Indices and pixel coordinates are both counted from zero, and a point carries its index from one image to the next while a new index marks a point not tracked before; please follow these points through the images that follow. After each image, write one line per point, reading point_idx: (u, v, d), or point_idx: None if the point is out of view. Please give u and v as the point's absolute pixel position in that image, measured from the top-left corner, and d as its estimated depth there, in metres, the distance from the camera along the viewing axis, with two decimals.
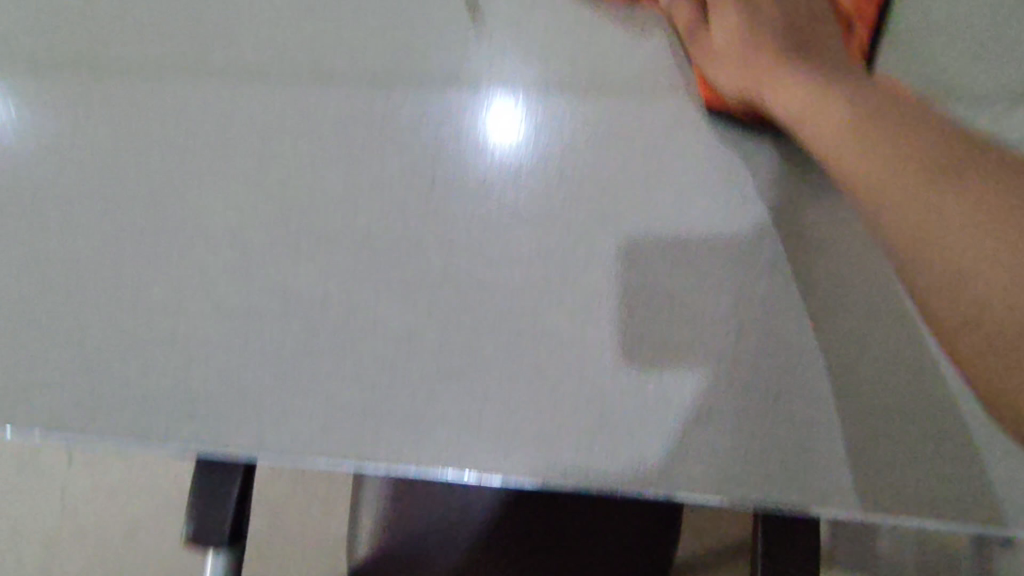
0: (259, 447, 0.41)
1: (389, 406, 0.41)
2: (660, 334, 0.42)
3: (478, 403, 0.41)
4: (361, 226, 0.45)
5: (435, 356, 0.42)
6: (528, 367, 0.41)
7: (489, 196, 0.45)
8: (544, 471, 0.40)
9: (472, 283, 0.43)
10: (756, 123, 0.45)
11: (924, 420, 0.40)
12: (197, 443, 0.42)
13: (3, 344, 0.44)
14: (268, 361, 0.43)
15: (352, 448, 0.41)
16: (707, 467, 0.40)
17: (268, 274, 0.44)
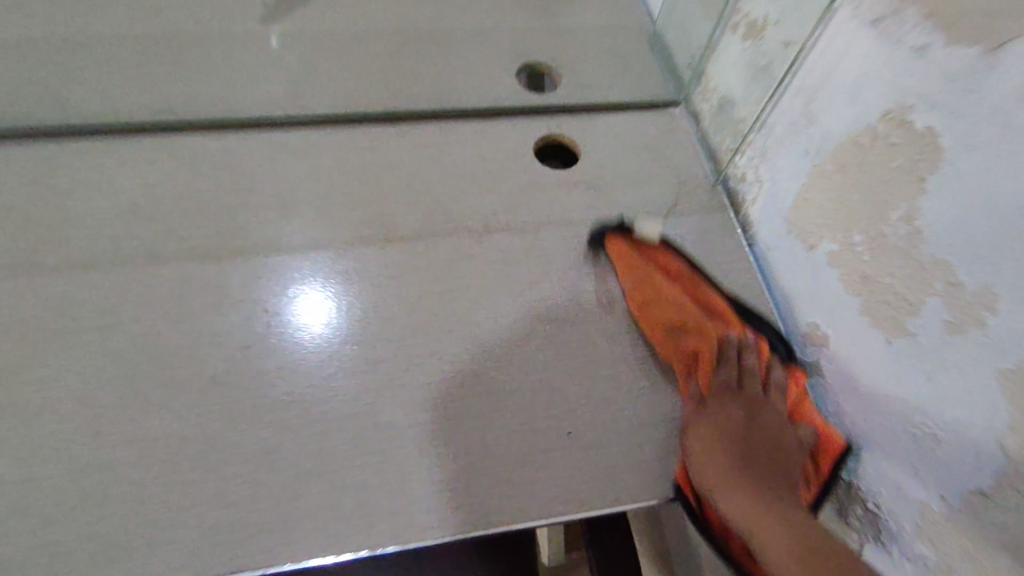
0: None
1: (256, 515, 0.46)
2: (477, 405, 0.53)
3: (335, 494, 0.48)
4: (209, 370, 0.51)
5: (292, 462, 0.48)
6: (374, 454, 0.50)
7: (319, 327, 0.55)
8: (404, 535, 0.47)
9: (316, 397, 0.51)
10: (512, 245, 0.63)
11: (678, 424, 0.54)
12: None
13: None
14: (128, 505, 0.45)
15: (224, 563, 0.44)
16: (536, 498, 0.49)
17: (121, 427, 0.48)
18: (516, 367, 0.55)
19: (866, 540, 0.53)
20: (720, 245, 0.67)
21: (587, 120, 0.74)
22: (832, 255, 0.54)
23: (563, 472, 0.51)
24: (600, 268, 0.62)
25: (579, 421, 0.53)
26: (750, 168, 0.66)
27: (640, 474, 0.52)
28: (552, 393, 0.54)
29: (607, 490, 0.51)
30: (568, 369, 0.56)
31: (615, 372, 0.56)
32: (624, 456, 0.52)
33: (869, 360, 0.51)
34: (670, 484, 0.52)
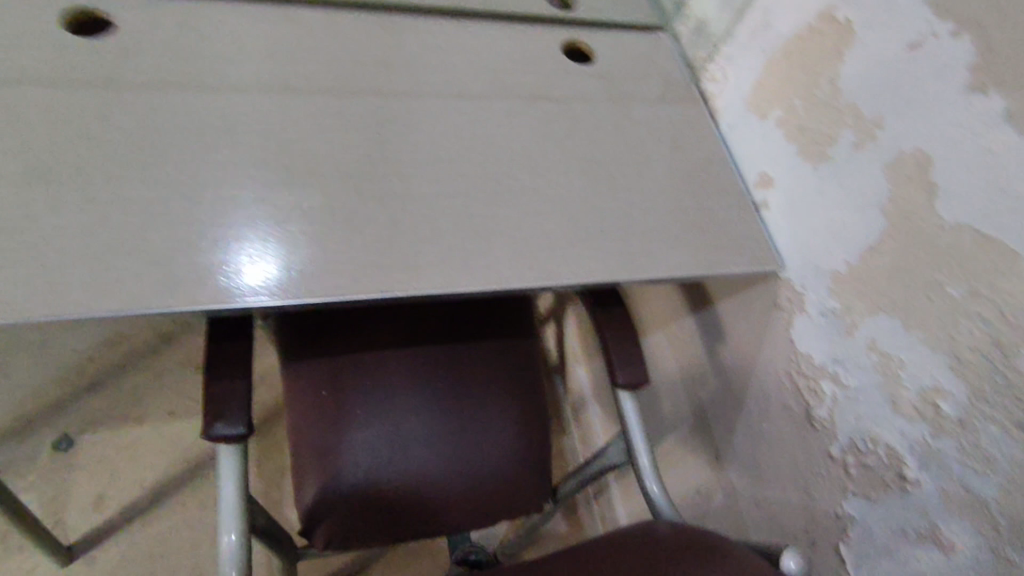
0: (309, 295, 0.63)
1: (392, 260, 0.67)
2: (534, 208, 0.75)
3: (445, 252, 0.69)
4: (344, 169, 0.71)
5: (413, 231, 0.70)
6: (467, 231, 0.71)
7: (418, 148, 0.75)
8: (493, 280, 0.69)
9: (423, 192, 0.72)
10: (551, 110, 0.84)
11: (669, 232, 0.79)
12: (260, 297, 0.60)
13: (82, 258, 0.58)
14: (302, 246, 0.65)
15: (375, 286, 0.65)
16: (577, 265, 0.73)
17: (289, 198, 0.67)
18: (559, 187, 0.78)
19: (795, 312, 0.79)
20: (697, 121, 0.90)
21: (597, 31, 0.96)
22: (780, 120, 0.80)
23: (594, 253, 0.74)
24: (613, 131, 0.85)
25: (604, 223, 0.77)
26: (719, 71, 0.90)
27: (645, 259, 0.76)
28: (585, 205, 0.77)
29: (625, 265, 0.74)
30: (595, 192, 0.79)
31: (627, 197, 0.80)
32: (633, 247, 0.76)
33: (801, 185, 0.77)
34: (665, 266, 0.76)
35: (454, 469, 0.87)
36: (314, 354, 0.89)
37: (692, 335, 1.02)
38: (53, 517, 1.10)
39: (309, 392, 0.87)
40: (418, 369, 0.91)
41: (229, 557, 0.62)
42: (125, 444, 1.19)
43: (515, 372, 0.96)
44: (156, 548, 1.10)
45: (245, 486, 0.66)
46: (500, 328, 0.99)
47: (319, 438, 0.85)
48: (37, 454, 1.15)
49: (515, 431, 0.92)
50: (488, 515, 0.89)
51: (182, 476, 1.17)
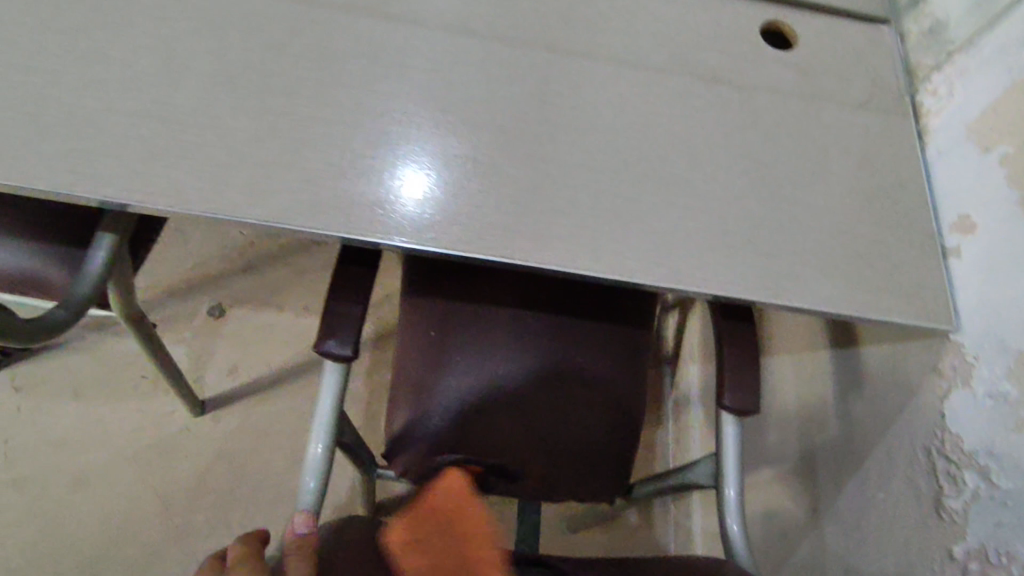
0: (432, 242, 0.63)
1: (521, 225, 0.66)
2: (682, 201, 0.70)
3: (576, 228, 0.67)
4: (498, 122, 0.70)
5: (549, 200, 0.67)
6: (605, 211, 0.68)
7: (577, 114, 0.72)
8: (617, 268, 0.66)
9: (569, 162, 0.70)
10: (729, 96, 0.76)
11: (829, 260, 0.70)
12: (389, 235, 0.62)
13: (245, 163, 0.62)
14: (438, 192, 0.65)
15: (498, 248, 0.64)
16: (711, 273, 0.67)
17: (438, 142, 0.67)
18: (715, 184, 0.71)
19: (957, 385, 0.68)
20: (899, 139, 0.78)
21: (808, 15, 0.85)
22: (1004, 158, 0.66)
23: (735, 264, 0.68)
24: (794, 132, 0.76)
25: (755, 234, 0.70)
26: (943, 84, 0.76)
27: (792, 283, 0.68)
28: (739, 209, 0.71)
29: (766, 286, 0.67)
30: (753, 197, 0.72)
31: (789, 210, 0.72)
32: (782, 267, 0.69)
33: (1009, 243, 0.64)
34: (813, 297, 0.68)
35: (535, 442, 0.87)
36: (433, 291, 0.91)
37: (825, 371, 0.91)
38: (195, 373, 1.26)
39: (421, 327, 0.90)
40: (525, 329, 0.91)
41: (313, 465, 0.67)
42: (263, 325, 1.32)
43: (621, 359, 0.93)
44: (268, 424, 1.23)
45: (341, 404, 0.70)
46: (617, 309, 0.95)
47: (420, 372, 0.88)
48: (195, 315, 1.31)
49: (604, 419, 0.89)
50: (556, 492, 0.89)
51: (303, 367, 1.29)
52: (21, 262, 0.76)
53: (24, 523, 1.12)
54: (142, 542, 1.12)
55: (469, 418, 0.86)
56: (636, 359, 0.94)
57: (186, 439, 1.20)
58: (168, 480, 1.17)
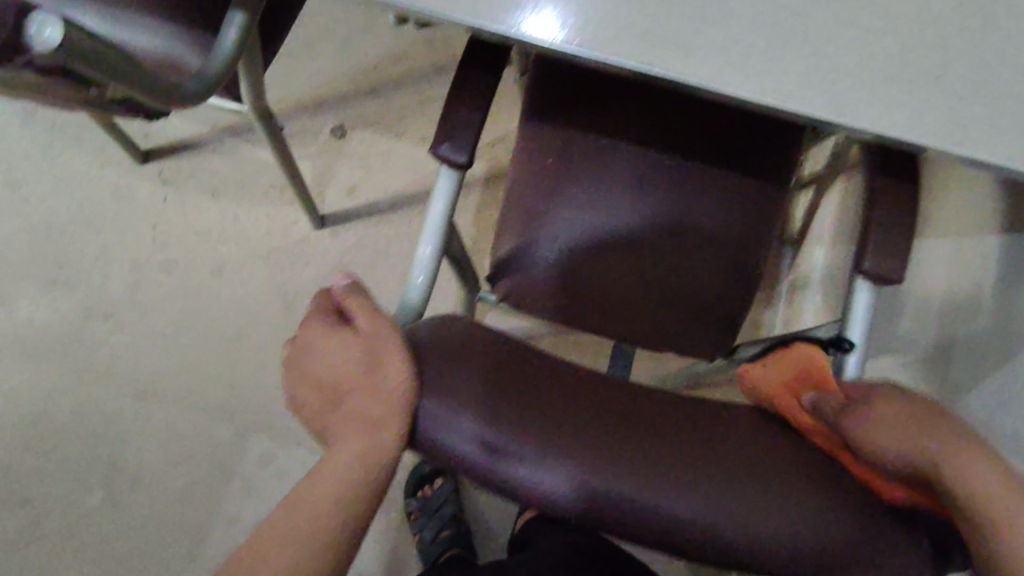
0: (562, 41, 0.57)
1: (665, 29, 0.58)
2: (862, 20, 0.59)
3: (727, 41, 0.58)
4: None
5: (701, 5, 0.58)
6: (765, 25, 0.58)
7: None
8: (768, 93, 0.58)
9: None
10: None
11: None
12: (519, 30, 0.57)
13: None
14: None
15: (636, 55, 0.58)
16: (881, 111, 0.58)
17: None
18: (909, 4, 0.59)
19: None
20: None
21: None
22: None
23: (911, 104, 0.58)
24: None
25: (948, 70, 0.58)
26: None
27: (982, 132, 0.57)
28: (934, 38, 0.58)
29: (947, 133, 0.57)
30: (956, 25, 0.59)
31: (1000, 45, 0.58)
32: (972, 113, 0.58)
33: None
34: (1001, 152, 0.57)
35: (643, 283, 0.84)
36: (554, 118, 0.86)
37: (984, 257, 0.80)
38: (317, 188, 1.32)
39: (536, 154, 0.86)
40: (647, 165, 0.86)
41: (420, 266, 0.68)
42: (381, 150, 1.34)
43: (745, 218, 0.85)
44: (382, 245, 1.29)
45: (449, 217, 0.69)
46: (752, 164, 0.86)
47: (532, 198, 0.85)
48: (319, 133, 1.35)
49: (715, 277, 0.84)
50: (653, 343, 0.86)
51: (417, 196, 1.32)
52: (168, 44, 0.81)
53: (174, 299, 1.27)
54: (269, 331, 1.26)
55: (579, 251, 0.84)
56: (763, 221, 0.86)
57: (308, 248, 1.29)
58: (291, 282, 1.28)
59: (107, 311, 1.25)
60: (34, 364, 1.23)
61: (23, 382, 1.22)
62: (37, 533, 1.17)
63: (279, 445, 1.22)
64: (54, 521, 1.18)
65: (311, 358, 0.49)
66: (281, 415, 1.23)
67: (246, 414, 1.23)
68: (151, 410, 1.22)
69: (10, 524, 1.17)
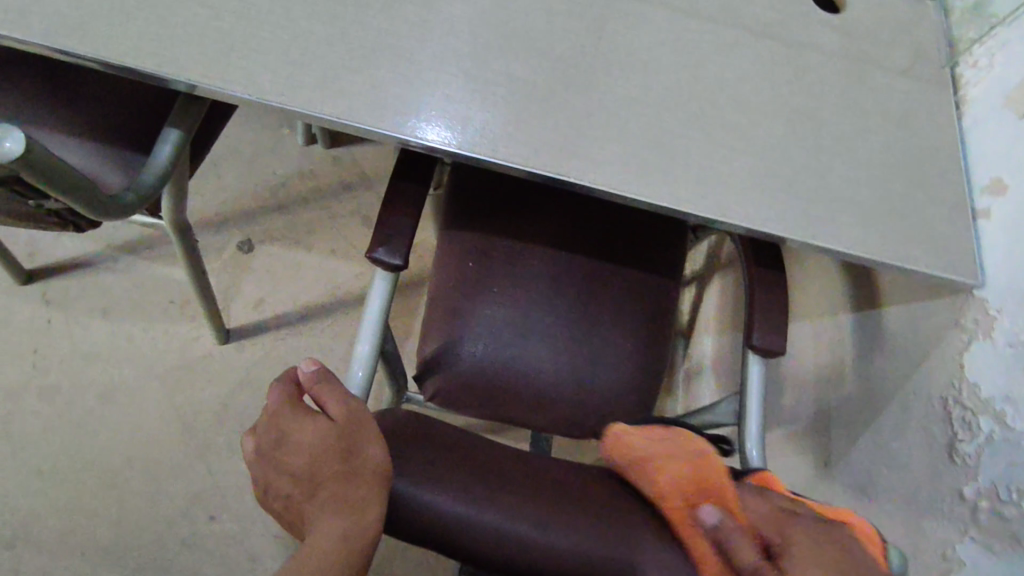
0: (494, 156, 0.65)
1: (576, 146, 0.67)
2: (730, 140, 0.72)
3: (628, 154, 0.68)
4: (558, 49, 0.71)
5: (604, 126, 0.69)
6: (657, 142, 0.70)
7: (634, 50, 0.73)
8: (665, 198, 0.68)
9: (624, 92, 0.71)
10: (779, 49, 0.78)
11: (868, 210, 0.72)
12: (453, 146, 0.64)
13: (318, 66, 0.64)
14: (500, 108, 0.67)
15: (555, 166, 0.66)
16: (755, 211, 0.70)
17: (503, 62, 0.69)
18: (763, 129, 0.73)
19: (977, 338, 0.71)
20: (940, 104, 0.80)
21: None
22: None
23: (776, 206, 0.70)
24: (842, 90, 0.78)
25: (798, 180, 0.72)
26: (984, 57, 0.80)
27: (831, 227, 0.71)
28: (785, 155, 0.73)
29: (806, 228, 0.70)
30: (799, 145, 0.73)
31: (833, 160, 0.74)
32: (821, 212, 0.71)
33: None
34: (848, 241, 0.70)
35: (562, 372, 0.90)
36: (471, 226, 0.94)
37: (844, 333, 0.94)
38: (222, 303, 1.29)
39: (458, 259, 0.93)
40: (557, 265, 0.94)
41: (360, 361, 0.69)
42: (290, 263, 1.35)
43: (647, 312, 0.95)
44: (293, 356, 1.27)
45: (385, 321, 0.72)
46: (647, 264, 0.98)
47: (454, 299, 0.91)
48: (225, 248, 1.34)
49: (626, 363, 0.92)
50: (577, 429, 0.91)
51: (328, 306, 1.32)
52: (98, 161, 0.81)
53: (54, 429, 1.15)
54: (165, 457, 1.17)
55: (500, 346, 0.90)
56: (661, 313, 0.96)
57: (211, 365, 1.24)
58: (191, 401, 1.21)
59: None
60: None
61: None
62: None
63: None
64: None
65: (285, 443, 0.50)
66: (177, 550, 1.11)
67: (134, 555, 1.10)
68: (17, 560, 1.06)
69: None
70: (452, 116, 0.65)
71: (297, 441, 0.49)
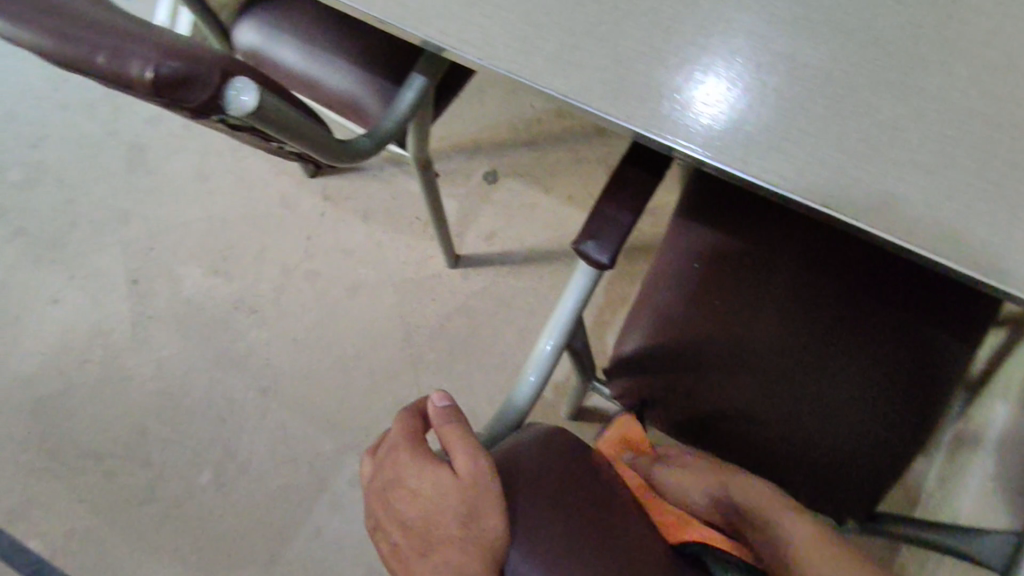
0: (743, 169, 0.51)
1: (861, 171, 0.50)
2: None
3: (939, 194, 0.49)
4: (875, 31, 0.52)
5: (913, 148, 0.49)
6: (993, 183, 0.48)
7: (1000, 41, 0.50)
8: (981, 265, 0.47)
9: (962, 104, 0.50)
10: None
11: None
12: (692, 147, 0.52)
13: (557, 32, 0.56)
14: (766, 106, 0.52)
15: (821, 194, 0.50)
16: None
17: (787, 44, 0.52)
18: None
19: None
20: None
21: None
22: None
23: None
24: None
25: None
26: None
27: None
28: None
29: None
30: None
31: None
32: None
33: None
34: None
35: (773, 419, 0.76)
36: (708, 218, 0.80)
37: None
38: (458, 229, 1.34)
39: (683, 254, 0.80)
40: (805, 292, 0.77)
41: (537, 364, 0.64)
42: (526, 202, 1.34)
43: (913, 373, 0.74)
44: (509, 296, 1.29)
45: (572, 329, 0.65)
46: (932, 313, 0.75)
47: (669, 300, 0.79)
48: (472, 175, 1.37)
49: (863, 428, 0.74)
50: (776, 484, 0.76)
51: (552, 254, 1.30)
52: (346, 82, 0.86)
53: (311, 308, 1.34)
54: (385, 357, 1.30)
55: (708, 367, 0.77)
56: (936, 381, 0.73)
57: (437, 285, 1.32)
58: (415, 314, 1.31)
59: (252, 306, 1.36)
60: (183, 340, 1.35)
61: (172, 354, 1.35)
62: (149, 496, 1.27)
63: None
64: (165, 488, 1.27)
65: (400, 489, 0.47)
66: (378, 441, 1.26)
67: (347, 432, 1.27)
68: (269, 406, 1.30)
69: (131, 480, 1.28)
70: (700, 109, 0.53)
71: (413, 489, 0.46)
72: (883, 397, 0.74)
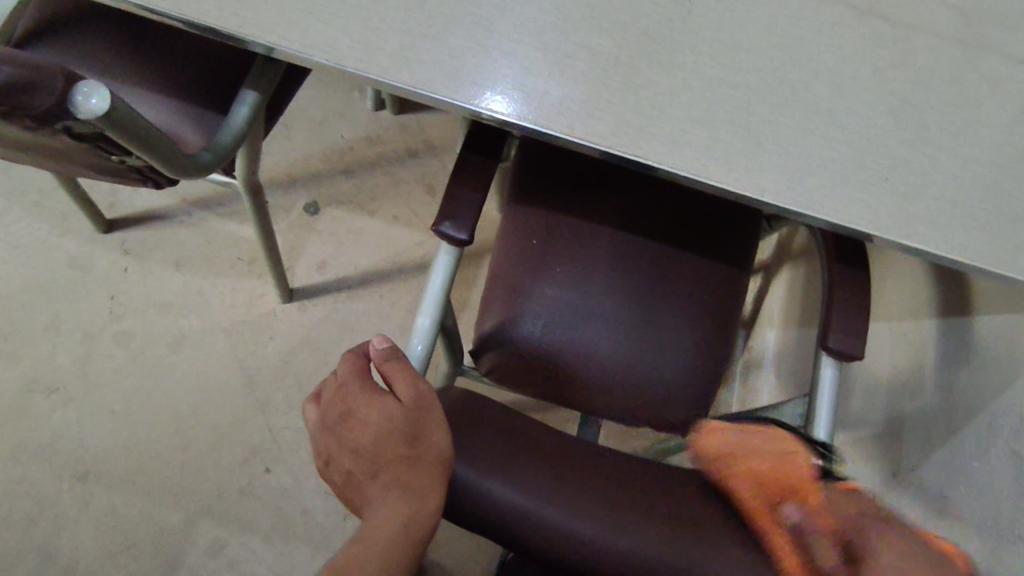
0: (569, 133, 0.63)
1: (654, 125, 0.64)
2: (823, 127, 0.66)
3: (709, 136, 0.64)
4: (642, 24, 0.67)
5: (685, 106, 0.65)
6: (741, 125, 0.65)
7: (724, 28, 0.68)
8: (745, 184, 0.64)
9: (710, 72, 0.66)
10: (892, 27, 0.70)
11: (972, 212, 0.65)
12: (528, 120, 0.62)
13: (393, 34, 0.63)
14: (577, 82, 0.64)
15: (630, 147, 0.63)
16: (841, 207, 0.64)
17: (582, 35, 0.65)
18: (863, 116, 0.67)
19: None
20: None
21: None
22: None
23: (868, 200, 0.65)
24: (960, 74, 0.69)
25: (898, 172, 0.65)
26: None
27: (929, 227, 0.64)
28: (885, 145, 0.66)
29: (900, 225, 0.64)
30: (901, 135, 0.66)
31: (940, 154, 0.66)
32: (919, 211, 0.65)
33: None
34: (944, 243, 0.64)
35: (622, 360, 0.88)
36: (538, 200, 0.92)
37: (928, 343, 0.87)
38: (288, 263, 1.31)
39: (523, 235, 0.91)
40: (625, 249, 0.92)
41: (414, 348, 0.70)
42: (353, 227, 1.36)
43: (714, 301, 0.92)
44: (352, 320, 1.30)
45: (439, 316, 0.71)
46: (717, 251, 0.93)
47: (517, 276, 0.89)
48: (293, 209, 1.36)
49: (688, 352, 0.89)
50: (632, 415, 0.88)
51: (387, 273, 1.33)
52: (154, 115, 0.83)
53: (130, 372, 1.21)
54: (228, 406, 1.21)
55: (560, 327, 0.88)
56: (729, 304, 0.92)
57: (274, 323, 1.28)
58: (256, 355, 1.25)
59: (51, 384, 1.18)
60: None
61: None
62: None
63: (228, 531, 1.15)
64: None
65: (351, 419, 0.51)
66: (236, 496, 1.17)
67: (195, 497, 1.16)
68: (94, 490, 1.14)
69: None
70: (523, 89, 0.63)
71: (363, 418, 0.51)
72: (699, 323, 0.90)
